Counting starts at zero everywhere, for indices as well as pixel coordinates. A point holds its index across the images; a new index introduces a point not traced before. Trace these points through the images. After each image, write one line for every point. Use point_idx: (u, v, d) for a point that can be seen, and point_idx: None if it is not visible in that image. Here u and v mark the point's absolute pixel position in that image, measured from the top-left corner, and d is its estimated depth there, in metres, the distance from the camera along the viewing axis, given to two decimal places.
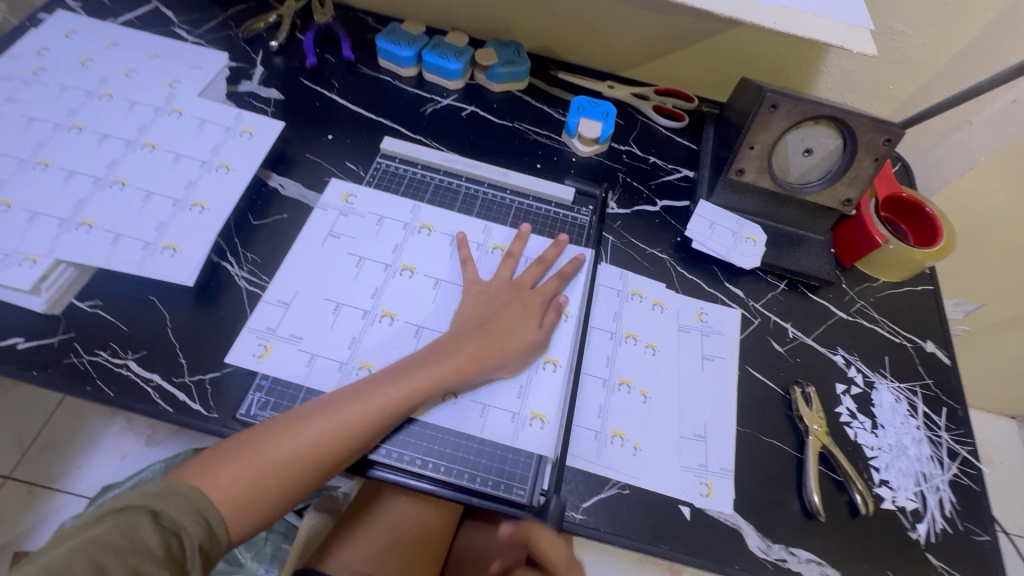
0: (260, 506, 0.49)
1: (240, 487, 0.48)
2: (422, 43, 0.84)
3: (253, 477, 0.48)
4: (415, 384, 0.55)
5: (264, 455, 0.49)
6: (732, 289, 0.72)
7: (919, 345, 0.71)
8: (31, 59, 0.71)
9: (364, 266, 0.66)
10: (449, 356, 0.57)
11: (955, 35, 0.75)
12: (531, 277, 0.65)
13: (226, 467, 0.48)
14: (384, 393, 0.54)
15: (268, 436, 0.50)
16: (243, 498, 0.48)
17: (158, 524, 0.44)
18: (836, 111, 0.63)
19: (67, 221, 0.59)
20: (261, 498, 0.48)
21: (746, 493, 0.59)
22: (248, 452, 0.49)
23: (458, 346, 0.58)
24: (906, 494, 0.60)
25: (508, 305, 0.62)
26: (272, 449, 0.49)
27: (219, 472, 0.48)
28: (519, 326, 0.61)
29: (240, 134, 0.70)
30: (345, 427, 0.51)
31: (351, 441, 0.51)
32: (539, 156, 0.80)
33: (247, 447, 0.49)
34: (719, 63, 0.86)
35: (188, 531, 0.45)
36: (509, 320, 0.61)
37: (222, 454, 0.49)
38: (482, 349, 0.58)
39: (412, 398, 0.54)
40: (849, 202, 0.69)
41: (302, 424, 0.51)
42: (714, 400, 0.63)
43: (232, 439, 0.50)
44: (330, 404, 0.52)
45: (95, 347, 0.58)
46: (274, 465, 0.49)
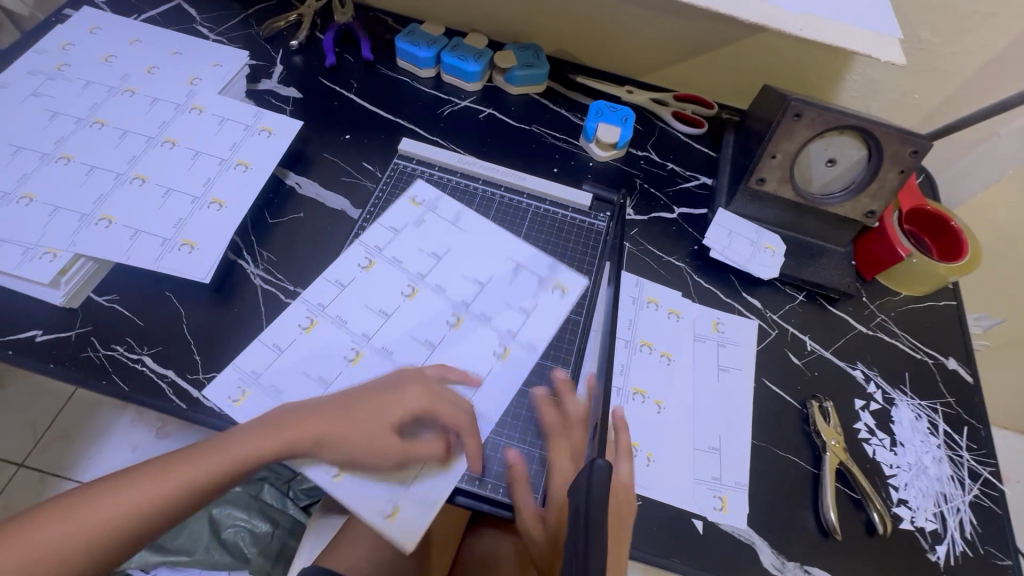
0: (122, 542, 0.45)
1: (59, 550, 0.43)
2: (441, 44, 0.84)
3: (155, 509, 0.46)
4: (274, 437, 0.50)
5: (145, 496, 0.46)
6: (750, 300, 0.71)
7: (941, 361, 0.70)
8: (56, 54, 0.71)
9: (373, 266, 0.66)
10: (345, 393, 0.55)
11: (985, 45, 0.73)
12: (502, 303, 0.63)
13: (31, 530, 0.44)
14: (239, 444, 0.49)
15: (112, 484, 0.47)
16: (71, 555, 0.44)
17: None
18: (862, 122, 0.61)
19: (87, 216, 0.60)
20: (120, 542, 0.45)
21: (760, 508, 0.58)
22: (83, 506, 0.45)
23: (396, 373, 0.56)
24: (925, 515, 0.59)
25: (456, 331, 0.60)
26: (118, 494, 0.46)
27: (23, 535, 0.43)
28: (448, 366, 0.59)
29: (259, 133, 0.70)
30: (170, 483, 0.47)
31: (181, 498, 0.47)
32: (557, 160, 0.80)
33: (123, 480, 0.47)
34: (741, 70, 0.85)
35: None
36: (444, 349, 0.59)
37: (64, 506, 0.45)
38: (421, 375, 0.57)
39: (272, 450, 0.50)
40: (873, 214, 0.68)
41: (176, 471, 0.48)
42: (730, 413, 0.62)
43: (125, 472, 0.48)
44: (209, 444, 0.49)
45: (111, 342, 0.58)
46: (107, 521, 0.45)
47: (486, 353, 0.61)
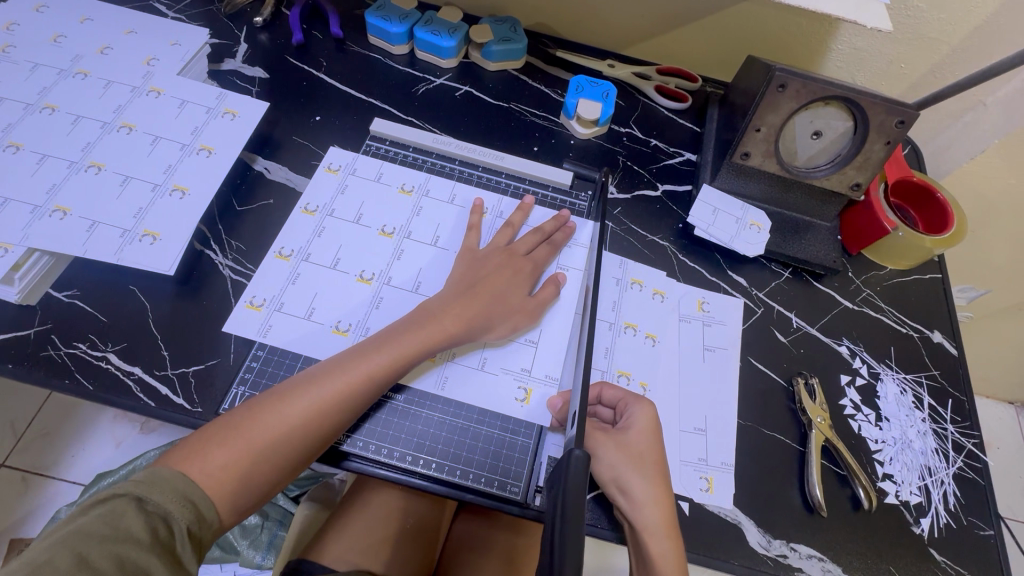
0: (272, 467, 0.47)
1: (234, 474, 0.45)
2: (413, 19, 0.80)
3: (294, 431, 0.48)
4: (398, 351, 0.52)
5: (280, 417, 0.48)
6: (735, 278, 0.70)
7: (926, 334, 0.69)
8: (0, 35, 0.67)
9: (387, 234, 0.65)
10: (438, 319, 0.55)
11: (972, 12, 0.71)
12: (525, 244, 0.63)
13: (190, 462, 0.44)
14: (370, 360, 0.51)
15: (253, 415, 0.47)
16: (238, 486, 0.45)
17: (144, 510, 0.41)
18: (847, 91, 0.60)
19: (40, 208, 0.57)
20: (282, 462, 0.47)
21: (746, 488, 0.57)
22: (235, 434, 0.46)
23: (447, 308, 0.56)
24: (910, 489, 0.59)
25: (497, 268, 0.60)
26: (263, 422, 0.47)
27: (202, 456, 0.45)
28: (510, 294, 0.59)
29: (222, 115, 0.67)
30: (327, 400, 0.49)
31: (347, 408, 0.50)
32: (537, 138, 0.77)
33: (232, 428, 0.47)
34: (725, 41, 0.82)
35: (177, 515, 0.42)
36: (496, 287, 0.58)
37: (207, 439, 0.46)
38: (475, 314, 0.56)
39: (400, 365, 0.52)
40: (859, 187, 0.66)
41: (303, 387, 0.49)
42: (716, 392, 0.61)
43: (220, 421, 0.47)
44: (340, 363, 0.51)
45: (74, 339, 0.56)
46: (263, 443, 0.47)
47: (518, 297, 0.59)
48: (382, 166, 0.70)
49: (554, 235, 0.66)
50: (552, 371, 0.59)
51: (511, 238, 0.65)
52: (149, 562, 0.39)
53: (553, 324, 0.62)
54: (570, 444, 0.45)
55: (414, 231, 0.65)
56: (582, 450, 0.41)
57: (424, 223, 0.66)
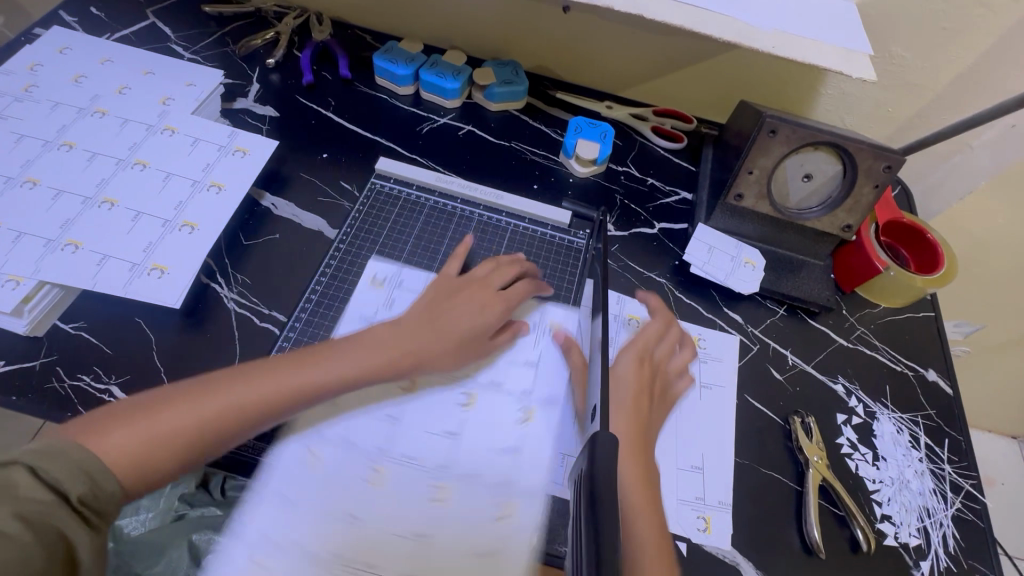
0: (197, 439, 0.48)
1: (142, 450, 0.45)
2: (419, 61, 0.84)
3: (219, 420, 0.49)
4: (358, 362, 0.55)
5: (213, 404, 0.49)
6: (730, 314, 0.71)
7: (921, 373, 0.70)
8: (24, 75, 0.70)
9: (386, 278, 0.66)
10: (385, 341, 0.57)
11: (954, 61, 0.75)
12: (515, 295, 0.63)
13: (102, 437, 0.44)
14: (313, 372, 0.53)
15: (180, 399, 0.48)
16: (144, 462, 0.45)
17: (38, 477, 0.39)
18: (835, 137, 0.62)
19: (53, 241, 0.58)
20: (193, 446, 0.47)
21: (743, 527, 0.57)
22: (156, 413, 0.47)
23: (394, 337, 0.58)
24: (908, 530, 0.58)
25: (464, 300, 0.62)
26: (191, 407, 0.48)
27: (141, 416, 0.47)
28: (464, 325, 0.60)
29: (233, 153, 0.69)
30: (260, 399, 0.50)
31: (273, 412, 0.51)
32: (537, 176, 0.79)
33: (183, 396, 0.49)
34: (719, 84, 0.86)
35: (69, 486, 0.40)
36: (456, 315, 0.60)
37: (127, 416, 0.46)
38: (424, 344, 0.58)
39: (338, 381, 0.54)
40: (850, 229, 0.68)
41: (262, 375, 0.52)
42: (712, 432, 0.61)
43: (175, 389, 0.50)
44: (282, 367, 0.53)
45: (78, 371, 0.56)
46: (183, 427, 0.47)
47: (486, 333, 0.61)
48: (383, 207, 0.72)
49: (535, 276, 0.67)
50: (552, 394, 0.60)
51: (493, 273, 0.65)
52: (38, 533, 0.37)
53: (553, 357, 0.63)
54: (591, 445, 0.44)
55: (413, 263, 0.67)
56: (607, 436, 0.41)
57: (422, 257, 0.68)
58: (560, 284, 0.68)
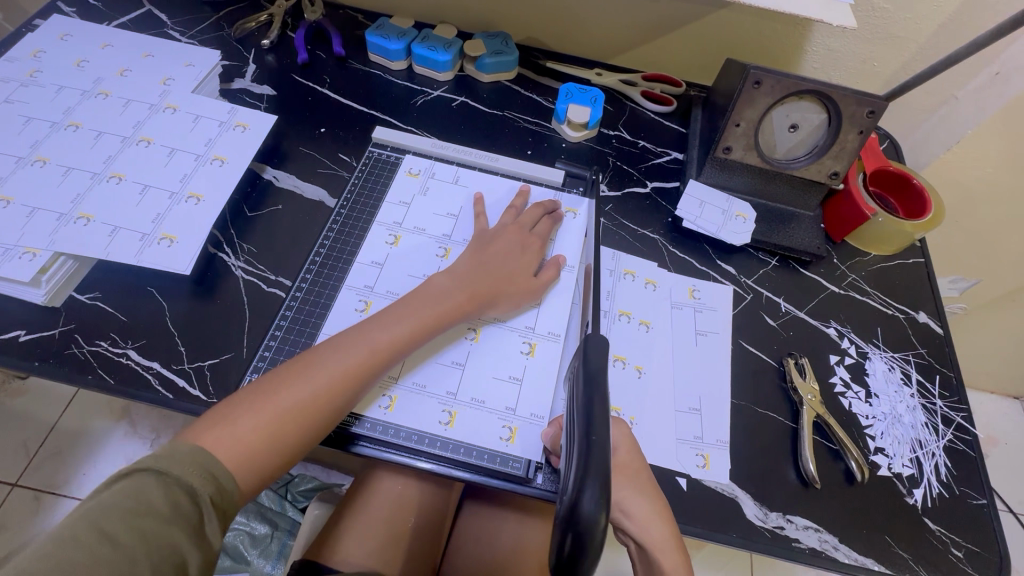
0: (297, 432, 0.49)
1: (260, 438, 0.47)
2: (411, 36, 0.86)
3: (314, 398, 0.50)
4: (416, 321, 0.56)
5: (301, 393, 0.50)
6: (724, 266, 0.73)
7: (912, 315, 0.72)
8: (28, 62, 0.72)
9: (400, 240, 0.68)
10: (448, 295, 0.58)
11: (936, 11, 0.76)
12: (530, 219, 0.68)
13: (216, 432, 0.46)
14: (380, 333, 0.54)
15: (281, 383, 0.50)
16: (261, 452, 0.47)
17: (166, 480, 0.42)
18: (819, 86, 0.64)
19: (65, 215, 0.61)
20: (302, 430, 0.49)
21: (741, 463, 0.59)
22: (263, 400, 0.49)
23: (455, 285, 0.59)
24: (901, 461, 0.60)
25: (509, 244, 0.64)
26: (289, 386, 0.50)
27: (231, 423, 0.47)
28: (515, 273, 0.62)
29: (234, 128, 0.71)
30: (349, 365, 0.52)
31: (363, 378, 0.52)
32: (531, 142, 0.81)
33: (263, 395, 0.49)
34: (706, 46, 0.87)
35: (199, 487, 0.43)
36: (506, 268, 0.62)
37: (237, 405, 0.48)
38: (478, 289, 0.60)
39: (410, 338, 0.55)
40: (837, 176, 0.70)
41: (330, 355, 0.52)
42: (708, 373, 0.64)
43: (248, 390, 0.50)
44: (356, 332, 0.54)
45: (96, 337, 0.59)
46: (291, 410, 0.49)
47: (530, 278, 0.63)
48: (385, 173, 0.73)
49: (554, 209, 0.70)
50: (554, 328, 0.63)
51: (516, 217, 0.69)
52: (174, 535, 0.40)
53: (553, 300, 0.65)
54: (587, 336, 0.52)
55: (414, 221, 0.69)
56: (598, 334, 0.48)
57: (421, 213, 0.70)
58: (573, 210, 0.72)
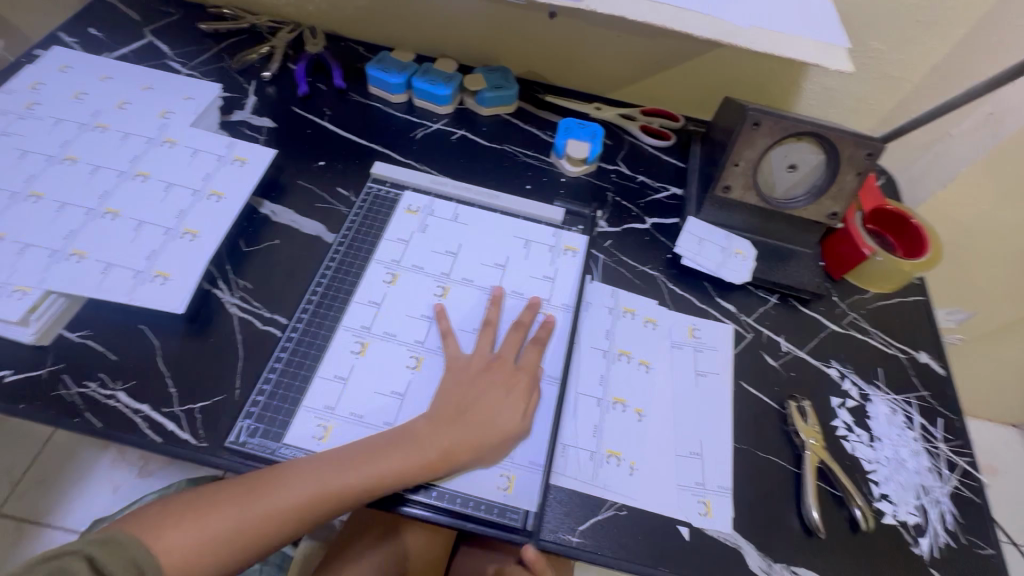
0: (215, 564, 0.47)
1: (178, 557, 0.46)
2: (411, 70, 0.86)
3: (239, 529, 0.48)
4: (369, 472, 0.51)
5: (228, 523, 0.48)
6: (724, 304, 0.72)
7: (912, 355, 0.71)
8: (26, 94, 0.72)
9: (397, 279, 0.67)
10: (421, 448, 0.53)
11: (930, 52, 0.77)
12: (514, 340, 0.62)
13: (170, 534, 0.47)
14: (328, 477, 0.51)
15: (214, 504, 0.49)
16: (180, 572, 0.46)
17: (92, 568, 0.43)
18: (817, 128, 0.64)
19: (58, 252, 0.60)
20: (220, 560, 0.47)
21: (743, 510, 0.58)
22: (196, 516, 0.48)
23: (428, 434, 0.54)
24: (906, 509, 0.59)
25: (495, 378, 0.59)
26: (249, 504, 0.49)
27: (162, 533, 0.46)
28: (494, 414, 0.56)
29: (232, 162, 0.71)
30: (310, 500, 0.50)
31: (321, 513, 0.50)
32: (530, 177, 0.81)
33: (197, 512, 0.48)
34: (704, 83, 0.88)
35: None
36: (484, 402, 0.57)
37: (174, 518, 0.47)
38: (455, 444, 0.54)
39: (371, 487, 0.51)
40: (835, 216, 0.70)
41: (274, 490, 0.49)
42: (709, 417, 0.63)
43: (192, 499, 0.49)
44: (305, 470, 0.51)
45: (84, 378, 0.57)
46: (218, 535, 0.47)
47: (518, 411, 0.57)
48: (385, 209, 0.73)
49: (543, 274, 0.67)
50: (554, 370, 0.62)
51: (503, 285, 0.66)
52: None
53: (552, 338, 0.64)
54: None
55: (412, 257, 0.69)
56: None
57: (419, 251, 0.70)
58: (572, 248, 0.72)
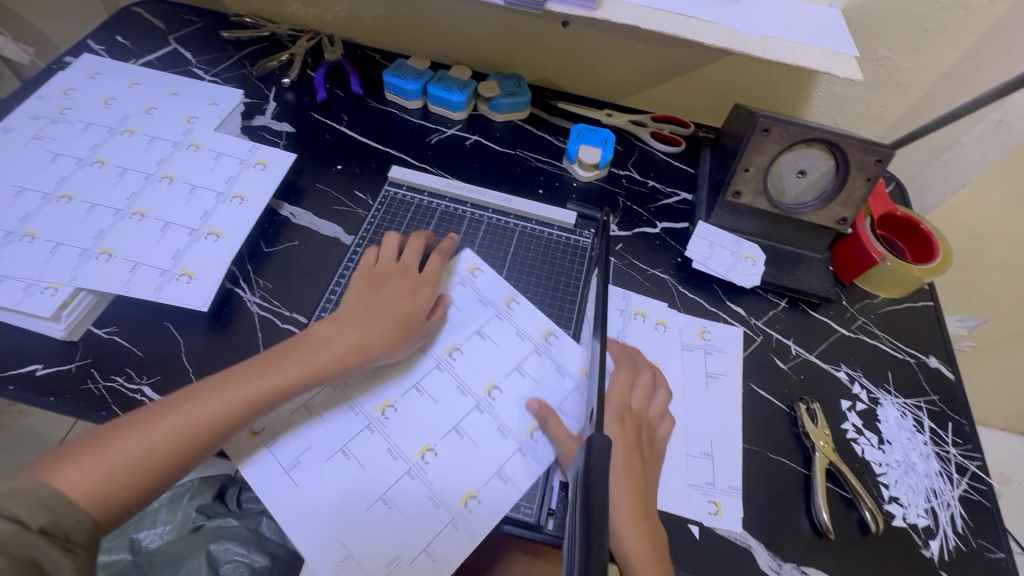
0: (142, 480, 0.47)
1: (92, 483, 0.46)
2: (427, 77, 0.88)
3: (161, 444, 0.48)
4: (277, 376, 0.54)
5: (149, 443, 0.48)
6: (734, 308, 0.73)
7: (922, 360, 0.72)
8: (58, 99, 0.75)
9: None
10: (324, 353, 0.56)
11: (939, 61, 0.78)
12: (415, 256, 0.66)
13: (73, 465, 0.46)
14: (243, 382, 0.53)
15: (119, 433, 0.48)
16: (103, 493, 0.46)
17: (2, 514, 0.41)
18: (826, 134, 0.65)
19: (88, 251, 0.62)
20: (150, 477, 0.48)
21: (754, 511, 0.58)
22: (99, 449, 0.47)
23: (338, 338, 0.57)
24: (916, 511, 0.60)
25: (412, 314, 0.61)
26: (171, 418, 0.50)
27: (71, 468, 0.46)
28: (394, 309, 0.60)
29: (254, 166, 0.73)
30: (231, 405, 0.51)
31: (248, 415, 0.52)
32: (542, 182, 0.83)
33: (100, 445, 0.47)
34: (714, 90, 0.89)
35: (30, 518, 0.42)
36: (384, 306, 0.60)
37: (79, 456, 0.47)
38: (363, 343, 0.57)
39: (295, 378, 0.54)
40: (845, 221, 0.71)
41: (186, 405, 0.50)
42: (719, 419, 0.63)
43: (89, 435, 0.48)
44: (226, 380, 0.53)
45: (111, 373, 0.59)
46: (132, 454, 0.47)
47: (396, 315, 0.60)
48: (400, 213, 0.75)
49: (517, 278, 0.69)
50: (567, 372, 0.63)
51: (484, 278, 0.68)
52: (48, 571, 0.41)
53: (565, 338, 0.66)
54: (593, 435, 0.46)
55: None
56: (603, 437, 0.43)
57: None
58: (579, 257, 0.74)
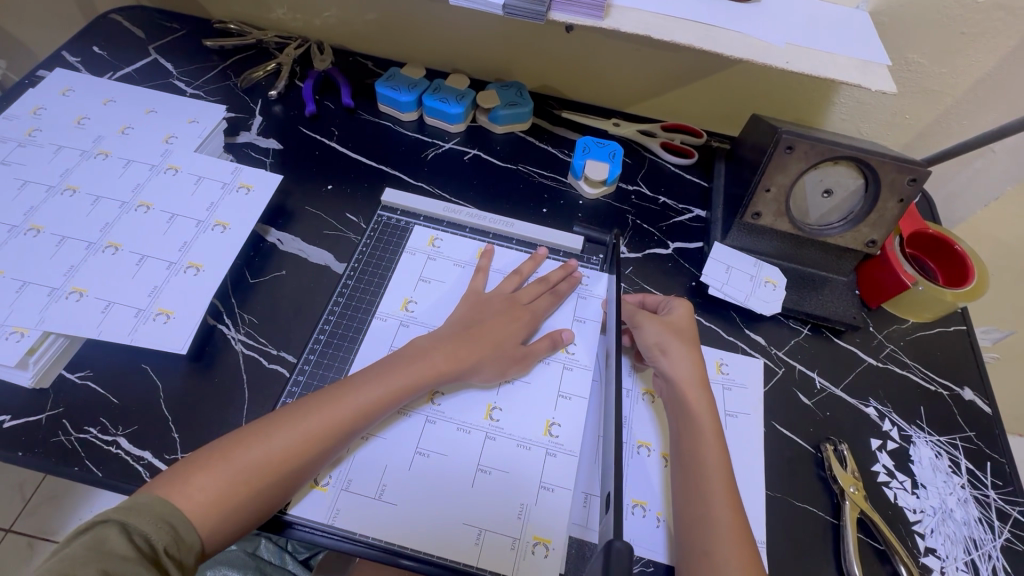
0: (255, 496, 0.47)
1: (211, 497, 0.45)
2: (422, 87, 0.83)
3: (275, 459, 0.48)
4: (390, 385, 0.54)
5: (252, 459, 0.47)
6: (753, 337, 0.68)
7: (956, 392, 0.67)
8: (27, 120, 0.70)
9: (409, 305, 0.65)
10: (427, 356, 0.56)
11: (973, 66, 0.72)
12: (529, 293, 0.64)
13: (197, 478, 0.46)
14: (359, 394, 0.53)
15: (237, 445, 0.48)
16: (217, 510, 0.45)
17: (127, 537, 0.41)
18: (856, 152, 0.60)
19: (57, 290, 0.57)
20: (258, 493, 0.47)
21: (779, 568, 0.54)
22: (218, 461, 0.47)
23: (441, 347, 0.57)
24: (956, 564, 0.55)
25: (496, 314, 0.61)
26: (278, 434, 0.49)
27: (185, 482, 0.46)
28: (503, 337, 0.60)
29: (237, 190, 0.68)
30: (341, 416, 0.51)
31: (353, 426, 0.52)
32: (546, 200, 0.78)
33: (220, 454, 0.48)
34: (729, 97, 0.84)
35: (155, 537, 0.42)
36: (490, 332, 0.59)
37: (192, 467, 0.47)
38: (467, 356, 0.57)
39: (398, 395, 0.54)
40: (874, 244, 0.66)
41: (296, 419, 0.50)
42: (739, 463, 0.59)
43: (203, 451, 0.48)
44: (341, 390, 0.53)
45: (84, 423, 0.55)
46: (246, 468, 0.47)
47: (516, 346, 0.60)
48: (396, 236, 0.71)
49: (559, 285, 0.66)
50: (575, 415, 0.59)
51: (518, 285, 0.65)
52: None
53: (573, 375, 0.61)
54: (606, 528, 0.43)
55: (427, 275, 0.67)
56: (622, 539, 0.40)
57: (430, 281, 0.67)
58: (588, 287, 0.68)
